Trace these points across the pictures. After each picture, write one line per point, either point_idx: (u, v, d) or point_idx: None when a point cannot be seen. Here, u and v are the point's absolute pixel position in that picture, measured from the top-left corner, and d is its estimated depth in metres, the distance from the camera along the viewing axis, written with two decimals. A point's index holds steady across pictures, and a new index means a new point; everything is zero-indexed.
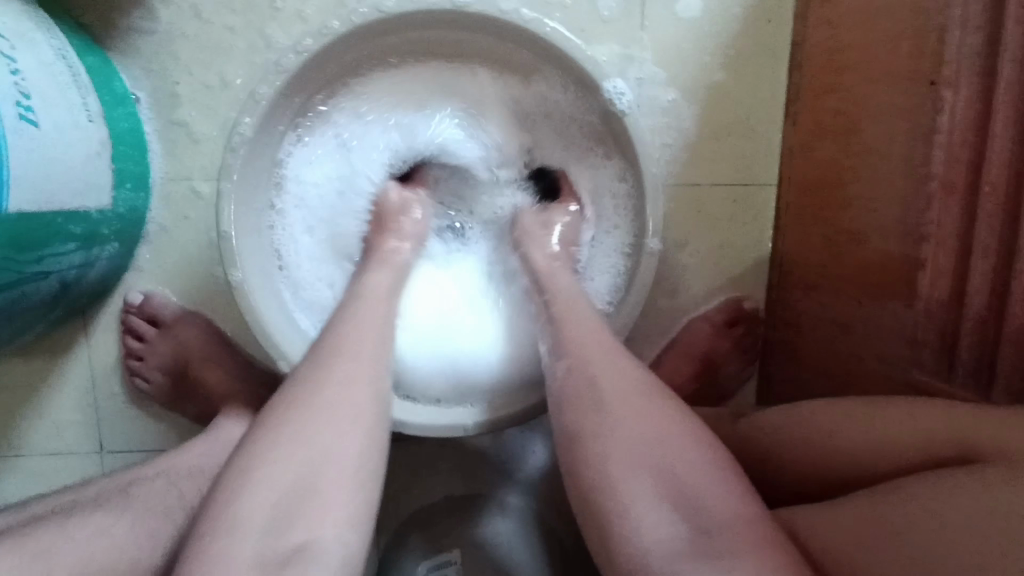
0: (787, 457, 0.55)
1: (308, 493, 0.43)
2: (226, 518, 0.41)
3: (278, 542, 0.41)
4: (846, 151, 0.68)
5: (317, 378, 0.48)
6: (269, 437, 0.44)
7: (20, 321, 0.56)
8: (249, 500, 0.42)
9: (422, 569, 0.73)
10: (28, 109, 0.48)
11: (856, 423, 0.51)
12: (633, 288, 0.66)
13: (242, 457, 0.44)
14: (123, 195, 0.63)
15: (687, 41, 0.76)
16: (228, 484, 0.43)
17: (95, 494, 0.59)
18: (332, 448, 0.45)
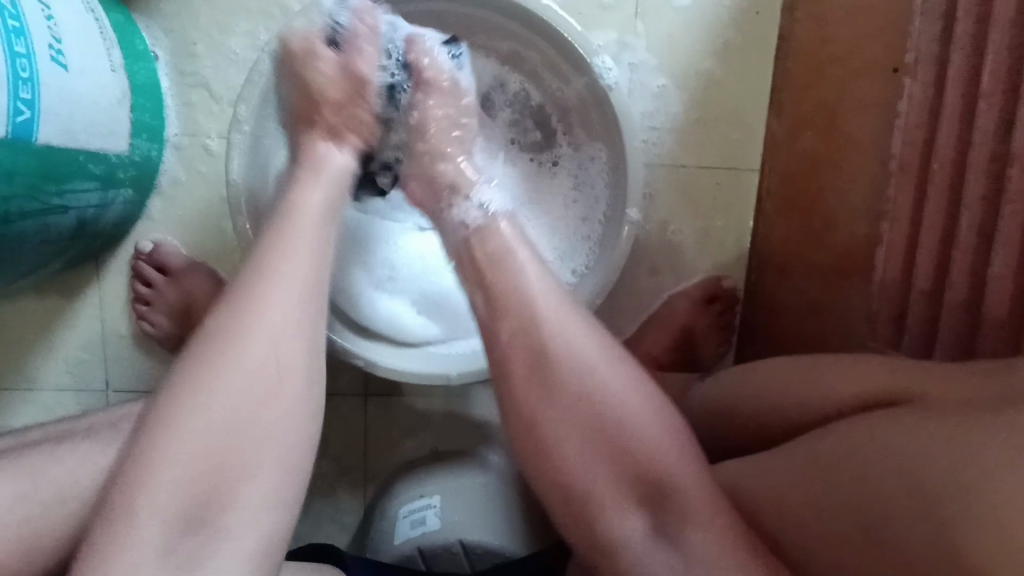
0: (742, 411, 0.59)
1: (224, 465, 0.45)
2: (142, 491, 0.43)
3: (198, 511, 0.44)
4: (823, 136, 0.71)
5: (234, 334, 0.48)
6: (186, 402, 0.46)
7: (41, 253, 0.61)
8: (168, 474, 0.44)
9: (404, 511, 0.76)
10: (59, 52, 0.52)
11: (807, 379, 0.55)
12: (613, 255, 0.70)
13: (159, 416, 0.45)
14: (139, 144, 0.68)
15: (680, 29, 0.80)
16: (145, 452, 0.45)
17: (84, 425, 0.61)
18: (251, 421, 0.46)
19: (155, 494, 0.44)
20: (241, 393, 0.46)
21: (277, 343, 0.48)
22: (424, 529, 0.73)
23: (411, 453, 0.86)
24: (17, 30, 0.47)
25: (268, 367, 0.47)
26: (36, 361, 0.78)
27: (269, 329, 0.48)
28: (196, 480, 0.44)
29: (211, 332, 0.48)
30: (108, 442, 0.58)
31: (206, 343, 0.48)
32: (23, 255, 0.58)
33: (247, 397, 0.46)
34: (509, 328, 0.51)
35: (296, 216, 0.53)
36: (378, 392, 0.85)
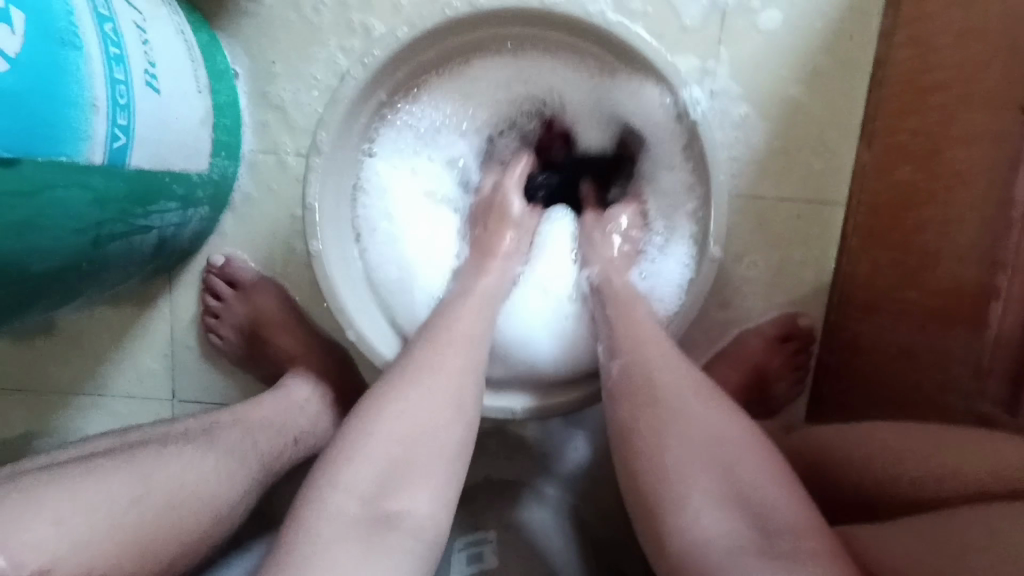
0: (846, 478, 0.56)
1: (408, 468, 0.50)
2: (337, 479, 0.48)
3: (381, 505, 0.48)
4: (923, 173, 0.66)
5: (422, 363, 0.55)
6: (377, 408, 0.52)
7: (125, 269, 0.62)
8: (356, 470, 0.49)
9: (460, 544, 0.71)
10: (153, 76, 0.52)
11: (925, 447, 0.52)
12: (691, 294, 0.67)
13: (349, 428, 0.51)
14: (218, 163, 0.68)
15: (766, 54, 0.76)
16: (341, 450, 0.50)
17: (180, 429, 0.62)
18: (433, 430, 0.51)
19: (335, 491, 0.48)
20: (423, 415, 0.52)
21: (458, 385, 0.54)
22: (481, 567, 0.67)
23: (466, 479, 0.85)
24: (117, 57, 0.47)
25: (443, 398, 0.53)
26: (109, 369, 0.80)
27: (446, 372, 0.54)
28: (372, 486, 0.48)
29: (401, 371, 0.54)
30: (209, 448, 0.59)
31: (395, 376, 0.54)
32: (110, 273, 0.59)
33: (422, 419, 0.51)
34: None
35: (470, 294, 0.62)
36: None
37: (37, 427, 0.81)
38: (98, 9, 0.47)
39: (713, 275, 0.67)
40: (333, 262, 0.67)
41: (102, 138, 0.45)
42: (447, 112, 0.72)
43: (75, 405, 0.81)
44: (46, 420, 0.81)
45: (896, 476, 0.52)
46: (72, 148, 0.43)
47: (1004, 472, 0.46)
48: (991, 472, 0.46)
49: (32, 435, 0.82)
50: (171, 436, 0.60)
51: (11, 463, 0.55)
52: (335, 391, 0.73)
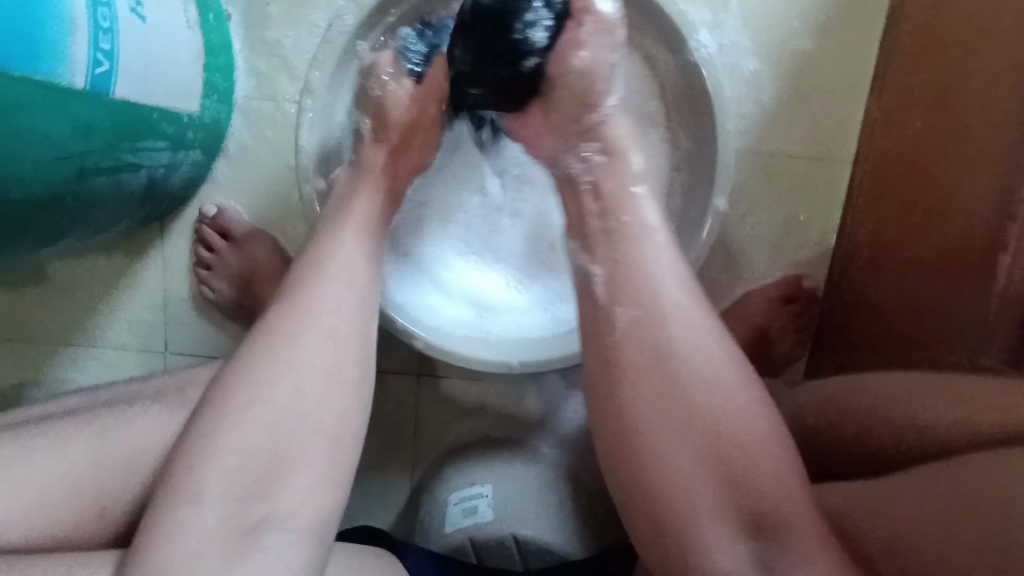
0: (843, 430, 0.56)
1: (280, 457, 0.44)
2: (198, 471, 0.42)
3: (250, 503, 0.42)
4: (938, 127, 0.64)
5: (293, 322, 0.48)
6: (240, 383, 0.45)
7: (112, 212, 0.60)
8: (218, 465, 0.43)
9: (456, 500, 0.74)
10: (138, 4, 0.50)
11: (930, 393, 0.51)
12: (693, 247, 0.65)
13: (203, 419, 0.45)
14: (209, 106, 0.66)
15: (777, 4, 0.74)
16: (196, 436, 0.44)
17: (151, 390, 0.60)
18: (308, 412, 0.45)
19: (199, 505, 0.42)
20: (290, 393, 0.45)
21: (330, 348, 0.47)
22: (477, 520, 0.70)
23: (461, 437, 0.84)
24: None
25: (306, 365, 0.46)
26: (99, 320, 0.79)
27: (309, 335, 0.47)
28: (240, 478, 0.43)
29: (259, 343, 0.47)
30: (182, 401, 0.58)
31: (252, 349, 0.47)
32: (95, 214, 0.57)
33: (288, 400, 0.45)
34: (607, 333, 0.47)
35: (339, 232, 0.53)
36: (433, 374, 0.83)
37: (26, 380, 0.80)
38: None
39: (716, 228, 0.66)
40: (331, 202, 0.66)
41: (83, 62, 0.43)
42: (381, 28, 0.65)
43: (66, 356, 0.80)
44: (37, 370, 0.80)
45: (895, 423, 0.51)
46: (51, 68, 0.41)
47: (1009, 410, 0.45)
48: (996, 411, 0.46)
49: (22, 386, 0.80)
50: (141, 397, 0.59)
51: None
52: None
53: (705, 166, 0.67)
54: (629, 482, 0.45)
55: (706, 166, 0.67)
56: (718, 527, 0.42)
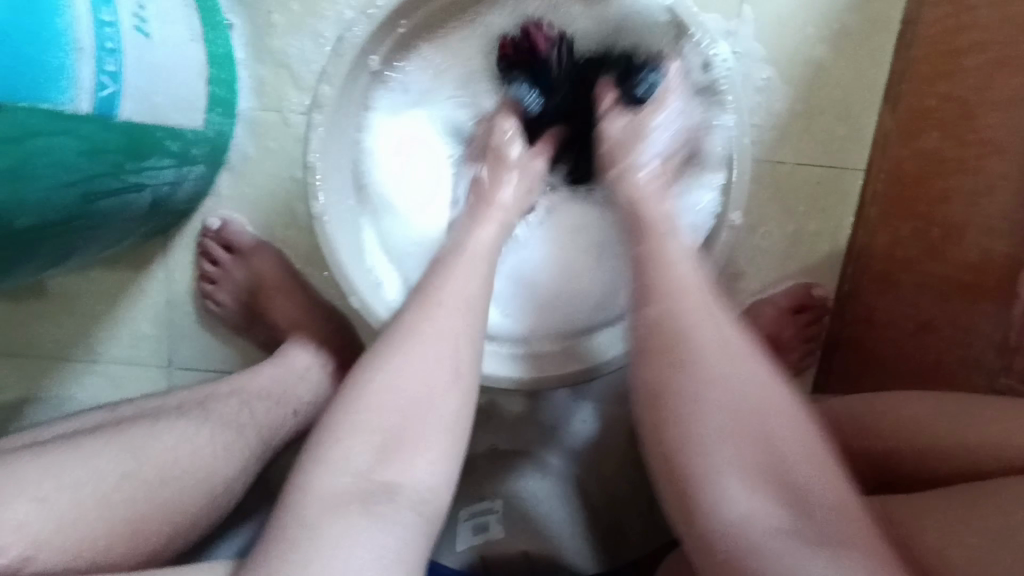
0: (862, 450, 0.55)
1: (407, 430, 0.45)
2: (335, 438, 0.44)
3: (376, 475, 0.43)
4: (954, 140, 0.63)
5: (423, 308, 0.50)
6: (375, 361, 0.47)
7: (118, 231, 0.59)
8: (354, 430, 0.44)
9: (465, 515, 0.72)
10: (143, 22, 0.49)
11: (951, 418, 0.51)
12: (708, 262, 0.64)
13: (338, 402, 0.46)
14: (214, 119, 0.65)
15: (791, 12, 0.73)
16: (337, 407, 0.46)
17: (173, 404, 0.59)
18: (434, 392, 0.47)
19: (338, 462, 0.43)
20: (413, 381, 0.46)
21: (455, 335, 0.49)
22: (488, 537, 0.68)
23: (471, 448, 0.83)
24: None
25: (433, 358, 0.47)
26: (104, 333, 0.77)
27: (435, 327, 0.49)
28: (374, 447, 0.44)
29: (394, 327, 0.49)
30: (193, 424, 0.57)
31: (384, 339, 0.48)
32: (101, 234, 0.56)
33: (416, 388, 0.46)
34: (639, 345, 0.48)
35: (463, 254, 0.54)
36: None
37: (28, 395, 0.79)
38: None
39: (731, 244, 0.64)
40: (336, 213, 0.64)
41: (90, 86, 0.42)
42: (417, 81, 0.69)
43: (70, 370, 0.78)
44: (41, 385, 0.79)
45: (923, 450, 0.51)
46: (58, 94, 0.40)
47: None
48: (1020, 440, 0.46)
49: (25, 401, 0.79)
50: (166, 412, 0.57)
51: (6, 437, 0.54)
52: (337, 358, 0.70)
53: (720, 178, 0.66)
54: None
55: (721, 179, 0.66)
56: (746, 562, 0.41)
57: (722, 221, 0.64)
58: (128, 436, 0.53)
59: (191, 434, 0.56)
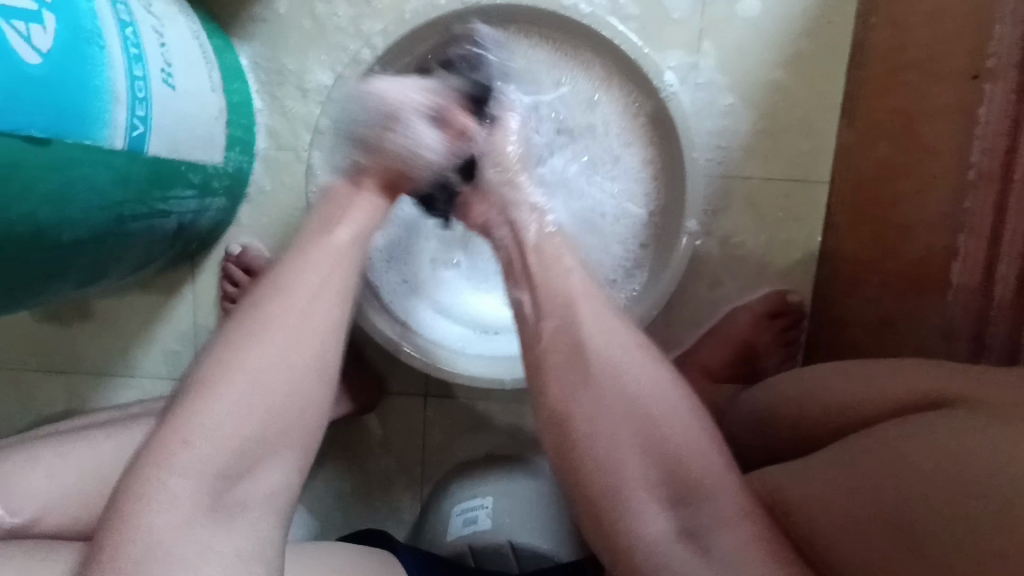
0: (784, 424, 0.58)
1: (237, 472, 0.46)
2: (143, 496, 0.44)
3: (212, 511, 0.45)
4: (899, 149, 0.68)
5: (255, 335, 0.48)
6: (201, 398, 0.46)
7: (148, 252, 0.68)
8: (169, 484, 0.44)
9: (457, 510, 0.78)
10: (169, 75, 0.59)
11: (854, 383, 0.53)
12: (668, 271, 0.72)
13: (178, 416, 0.46)
14: (233, 157, 0.75)
15: (748, 40, 0.79)
16: (149, 459, 0.45)
17: (178, 402, 0.67)
18: (268, 428, 0.47)
19: (161, 513, 0.44)
20: (253, 395, 0.46)
21: (291, 354, 0.48)
22: (476, 529, 0.75)
23: (466, 454, 0.88)
24: (137, 56, 0.54)
25: (269, 368, 0.47)
26: (138, 350, 0.87)
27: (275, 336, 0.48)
28: (199, 497, 0.45)
29: (225, 351, 0.48)
30: None
31: (227, 341, 0.48)
32: (134, 254, 0.65)
33: (248, 401, 0.46)
34: (553, 338, 0.51)
35: (325, 241, 0.53)
36: (439, 394, 0.88)
37: (73, 407, 0.89)
38: (121, 15, 0.53)
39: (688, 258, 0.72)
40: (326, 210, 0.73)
41: (123, 126, 0.52)
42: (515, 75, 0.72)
43: (108, 384, 0.88)
44: (83, 397, 0.89)
45: (827, 415, 0.54)
46: (97, 133, 0.49)
47: (928, 388, 0.48)
48: (918, 393, 0.48)
49: (71, 412, 0.89)
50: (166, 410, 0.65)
51: (46, 427, 0.63)
52: None
53: (677, 194, 0.73)
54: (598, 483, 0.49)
55: (681, 189, 0.73)
56: (647, 515, 0.46)
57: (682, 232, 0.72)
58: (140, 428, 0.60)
59: None
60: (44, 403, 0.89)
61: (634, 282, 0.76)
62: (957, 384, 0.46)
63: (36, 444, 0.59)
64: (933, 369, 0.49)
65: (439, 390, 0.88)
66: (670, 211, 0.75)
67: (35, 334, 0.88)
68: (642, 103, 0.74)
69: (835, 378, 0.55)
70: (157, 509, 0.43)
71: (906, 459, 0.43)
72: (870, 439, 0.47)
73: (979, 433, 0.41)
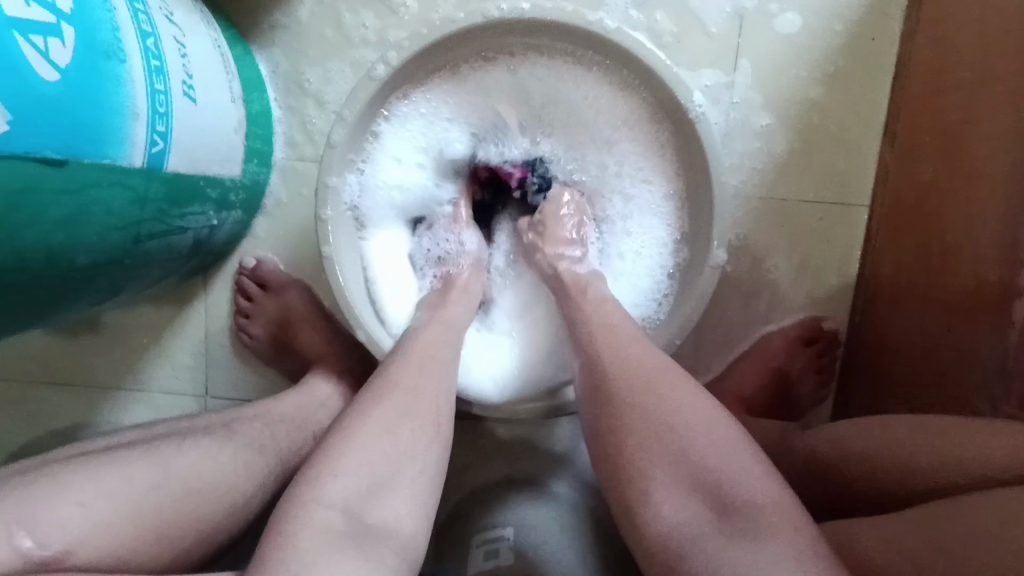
0: (834, 470, 0.55)
1: (382, 487, 0.47)
2: (314, 484, 0.45)
3: (355, 525, 0.45)
4: (950, 174, 0.65)
5: (413, 365, 0.54)
6: (363, 412, 0.50)
7: (164, 269, 0.65)
8: (334, 480, 0.46)
9: (477, 541, 0.74)
10: (190, 87, 0.56)
11: (921, 436, 0.50)
12: (691, 297, 0.67)
13: (329, 447, 0.48)
14: (251, 169, 0.72)
15: (786, 56, 0.76)
16: (320, 457, 0.47)
17: (201, 425, 0.64)
18: (417, 451, 0.49)
19: (321, 504, 0.45)
20: (421, 414, 0.51)
21: (439, 403, 0.53)
22: (498, 562, 0.69)
23: (489, 475, 0.86)
24: (158, 69, 0.51)
25: (424, 396, 0.52)
26: (148, 365, 0.84)
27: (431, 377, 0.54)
28: (350, 505, 0.45)
29: (385, 377, 0.53)
30: (226, 441, 0.61)
31: (379, 381, 0.53)
32: (149, 272, 0.62)
33: (412, 426, 0.50)
34: (616, 380, 0.51)
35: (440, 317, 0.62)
36: (457, 416, 0.85)
37: (80, 422, 0.86)
38: (142, 24, 0.50)
39: (715, 279, 0.66)
40: (337, 228, 0.67)
41: (143, 143, 0.49)
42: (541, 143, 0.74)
43: (118, 400, 0.85)
44: (90, 412, 0.86)
45: (886, 465, 0.51)
46: (116, 151, 0.46)
47: (1004, 452, 0.45)
48: (990, 455, 0.45)
49: (77, 427, 0.86)
50: (190, 431, 0.62)
51: (58, 448, 0.60)
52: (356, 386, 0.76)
53: (698, 216, 0.70)
54: (641, 531, 0.46)
55: (704, 210, 0.68)
56: None
57: (707, 259, 0.66)
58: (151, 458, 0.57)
59: (223, 451, 0.60)
60: (51, 418, 0.86)
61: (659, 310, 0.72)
62: None
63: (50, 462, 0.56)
64: (1004, 429, 0.46)
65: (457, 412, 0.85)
66: (692, 232, 0.71)
67: (40, 346, 0.85)
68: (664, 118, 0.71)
69: (897, 427, 0.52)
70: (310, 517, 0.44)
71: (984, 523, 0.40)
72: (944, 503, 0.44)
73: None
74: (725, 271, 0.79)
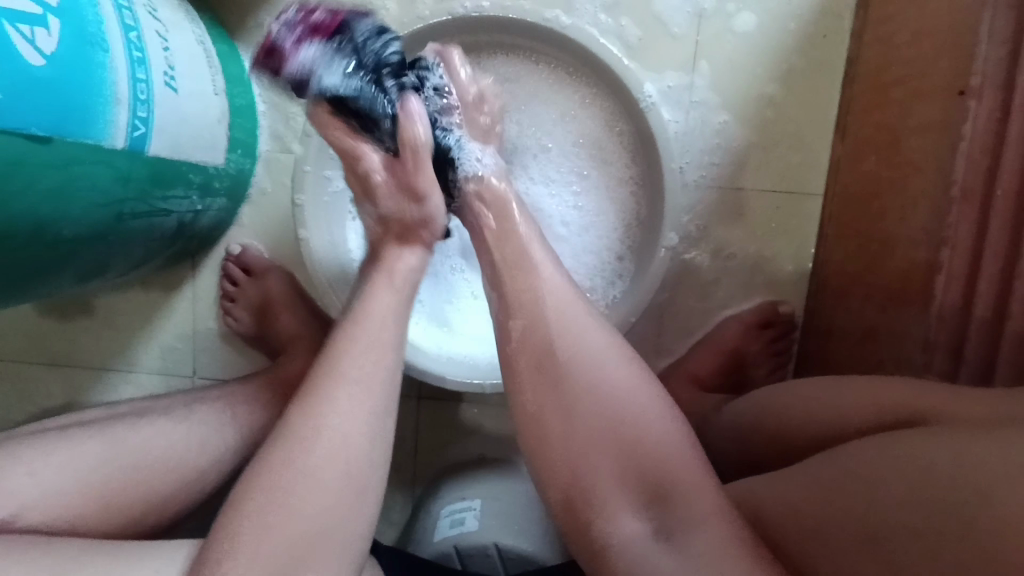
0: (762, 430, 0.59)
1: (300, 552, 0.47)
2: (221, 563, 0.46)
3: None
4: (889, 164, 0.69)
5: (313, 414, 0.52)
6: (263, 481, 0.49)
7: (148, 249, 0.70)
8: (242, 554, 0.46)
9: (446, 512, 0.79)
10: (172, 78, 0.60)
11: (837, 397, 0.54)
12: (646, 278, 0.72)
13: (240, 508, 0.48)
14: (234, 159, 0.77)
15: (742, 54, 0.80)
16: (230, 523, 0.47)
17: (165, 404, 0.68)
18: (327, 513, 0.49)
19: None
20: (325, 475, 0.49)
21: (348, 449, 0.51)
22: (463, 529, 0.75)
23: (458, 455, 0.89)
24: (140, 59, 0.56)
25: (349, 441, 0.51)
26: (138, 346, 0.89)
27: (340, 425, 0.52)
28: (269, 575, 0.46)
29: (294, 431, 0.51)
30: (184, 418, 0.67)
31: (286, 435, 0.51)
32: (134, 251, 0.67)
33: (325, 481, 0.49)
34: (532, 348, 0.53)
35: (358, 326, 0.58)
36: (432, 396, 0.89)
37: (74, 400, 0.90)
38: (126, 19, 0.55)
39: (666, 264, 0.72)
40: (313, 212, 0.75)
41: (124, 127, 0.53)
42: (553, 104, 0.77)
43: (108, 379, 0.90)
44: (84, 390, 0.90)
45: (804, 422, 0.55)
46: (99, 133, 0.51)
47: (906, 406, 0.48)
48: (893, 409, 0.49)
49: (71, 405, 0.90)
50: (155, 409, 0.67)
51: (25, 424, 0.64)
52: None
53: (656, 206, 0.74)
54: (566, 486, 0.49)
55: (660, 201, 0.73)
56: (625, 521, 0.48)
57: (659, 245, 0.72)
58: (123, 428, 0.63)
59: (182, 426, 0.66)
60: (42, 396, 0.91)
61: (613, 289, 0.77)
62: (935, 401, 0.47)
63: (21, 436, 0.60)
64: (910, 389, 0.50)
65: (432, 392, 0.89)
66: (649, 222, 0.75)
67: (36, 326, 0.90)
68: (622, 110, 0.75)
69: (818, 389, 0.56)
70: None
71: (879, 470, 0.43)
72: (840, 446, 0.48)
73: (954, 447, 0.41)
74: (686, 259, 0.83)
